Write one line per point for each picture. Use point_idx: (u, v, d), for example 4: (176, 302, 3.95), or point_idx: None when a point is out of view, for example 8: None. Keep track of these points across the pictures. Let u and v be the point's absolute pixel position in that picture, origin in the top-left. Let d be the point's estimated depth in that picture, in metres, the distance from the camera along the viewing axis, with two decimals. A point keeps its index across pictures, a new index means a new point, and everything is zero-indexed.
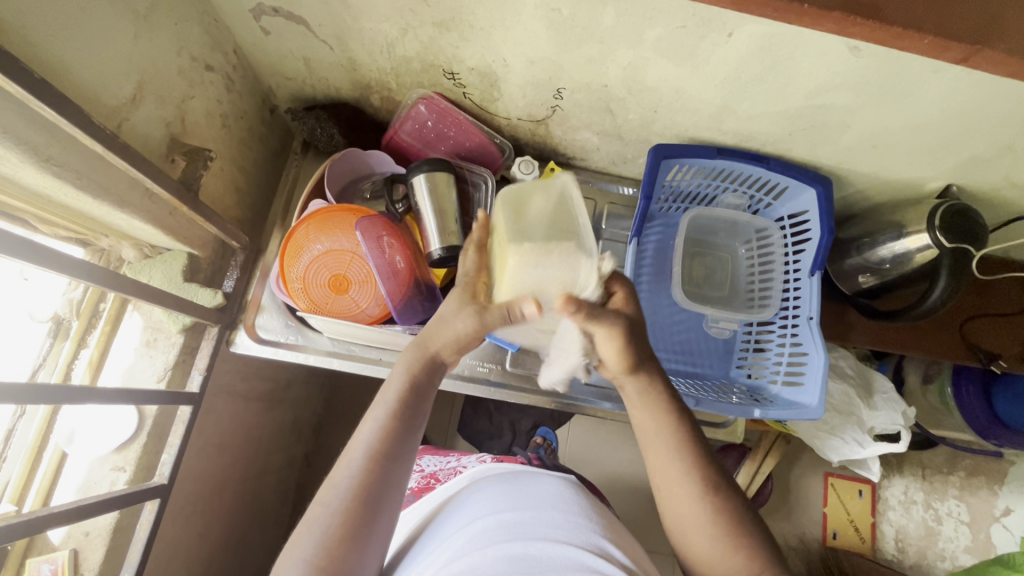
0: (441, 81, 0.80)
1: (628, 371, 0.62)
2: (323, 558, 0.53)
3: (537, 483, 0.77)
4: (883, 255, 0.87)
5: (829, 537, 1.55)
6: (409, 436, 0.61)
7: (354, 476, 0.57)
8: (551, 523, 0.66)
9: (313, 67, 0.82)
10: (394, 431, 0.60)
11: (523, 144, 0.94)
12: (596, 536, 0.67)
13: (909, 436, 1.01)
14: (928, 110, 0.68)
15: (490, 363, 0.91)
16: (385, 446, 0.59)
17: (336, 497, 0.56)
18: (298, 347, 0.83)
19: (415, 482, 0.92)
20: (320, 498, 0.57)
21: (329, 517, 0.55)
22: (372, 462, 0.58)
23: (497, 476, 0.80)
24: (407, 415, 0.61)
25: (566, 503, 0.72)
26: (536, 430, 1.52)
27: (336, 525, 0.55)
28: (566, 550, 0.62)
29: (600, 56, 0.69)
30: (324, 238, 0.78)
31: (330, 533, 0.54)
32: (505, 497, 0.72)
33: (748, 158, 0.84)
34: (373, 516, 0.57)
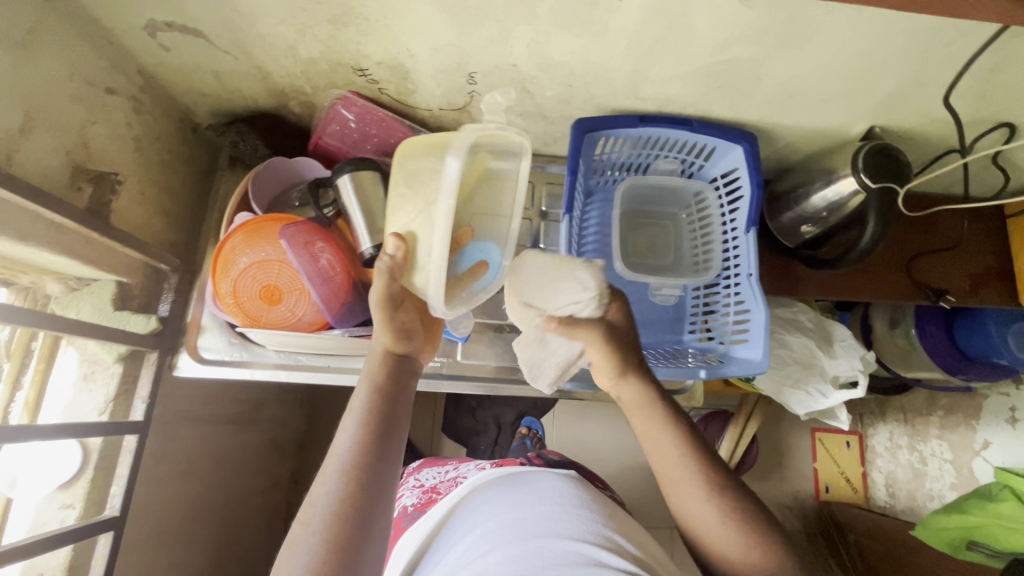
0: (352, 79, 0.79)
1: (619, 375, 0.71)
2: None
3: (537, 482, 0.77)
4: (818, 204, 0.88)
5: (822, 491, 1.69)
6: (384, 441, 0.61)
7: (336, 490, 0.57)
8: (553, 518, 0.68)
9: (224, 79, 0.81)
10: (368, 436, 0.61)
11: (452, 135, 0.93)
12: (597, 524, 0.68)
13: (867, 381, 1.02)
14: (830, 51, 0.68)
15: (589, 296, 0.71)
16: (361, 455, 0.59)
17: (317, 514, 0.55)
18: (244, 363, 0.84)
19: (416, 497, 0.92)
20: (301, 518, 0.56)
21: (313, 535, 0.54)
22: (350, 475, 0.58)
23: (496, 480, 0.80)
24: (378, 423, 0.62)
25: (567, 498, 0.73)
26: (521, 421, 1.52)
27: (321, 544, 0.54)
28: (570, 542, 0.64)
29: (501, 35, 0.69)
30: (250, 250, 0.76)
31: (315, 551, 0.53)
32: (504, 499, 0.73)
33: (672, 123, 0.83)
34: (358, 528, 0.55)
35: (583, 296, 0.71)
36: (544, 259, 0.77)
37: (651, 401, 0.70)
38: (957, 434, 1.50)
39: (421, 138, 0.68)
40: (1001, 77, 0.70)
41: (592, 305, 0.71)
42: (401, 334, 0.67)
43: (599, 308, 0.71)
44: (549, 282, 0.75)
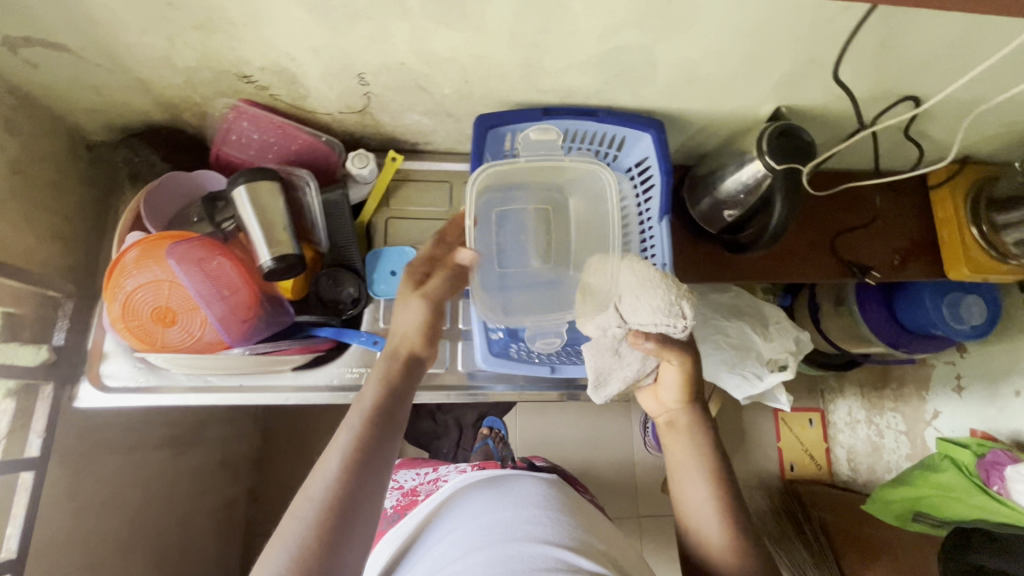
0: (240, 86, 0.76)
1: (687, 402, 0.72)
2: (296, 567, 0.49)
3: (517, 485, 0.75)
4: (734, 187, 0.86)
5: (788, 470, 1.65)
6: (384, 438, 0.60)
7: (330, 482, 0.55)
8: (532, 524, 0.66)
9: (107, 94, 0.77)
10: (374, 434, 0.60)
11: (360, 138, 0.91)
12: (564, 527, 0.67)
13: (795, 364, 1.04)
14: (716, 34, 0.66)
15: (682, 321, 0.70)
16: (365, 449, 0.58)
17: (310, 507, 0.53)
18: (151, 389, 0.81)
19: (395, 500, 0.89)
20: (293, 511, 0.54)
21: (305, 526, 0.52)
22: (347, 468, 0.56)
23: (479, 483, 0.78)
24: (380, 421, 0.62)
25: (544, 504, 0.71)
26: (482, 421, 1.50)
27: (312, 536, 0.51)
28: (533, 547, 0.63)
29: (379, 34, 0.66)
30: (135, 273, 0.72)
31: (304, 543, 0.51)
32: (491, 504, 0.71)
33: (576, 114, 0.82)
34: (349, 523, 0.53)
35: (677, 320, 0.70)
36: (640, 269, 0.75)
37: (694, 432, 0.72)
38: (909, 406, 1.52)
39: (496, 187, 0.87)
40: (892, 51, 0.69)
41: (683, 331, 0.71)
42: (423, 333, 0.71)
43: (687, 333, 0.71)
44: (641, 294, 0.73)
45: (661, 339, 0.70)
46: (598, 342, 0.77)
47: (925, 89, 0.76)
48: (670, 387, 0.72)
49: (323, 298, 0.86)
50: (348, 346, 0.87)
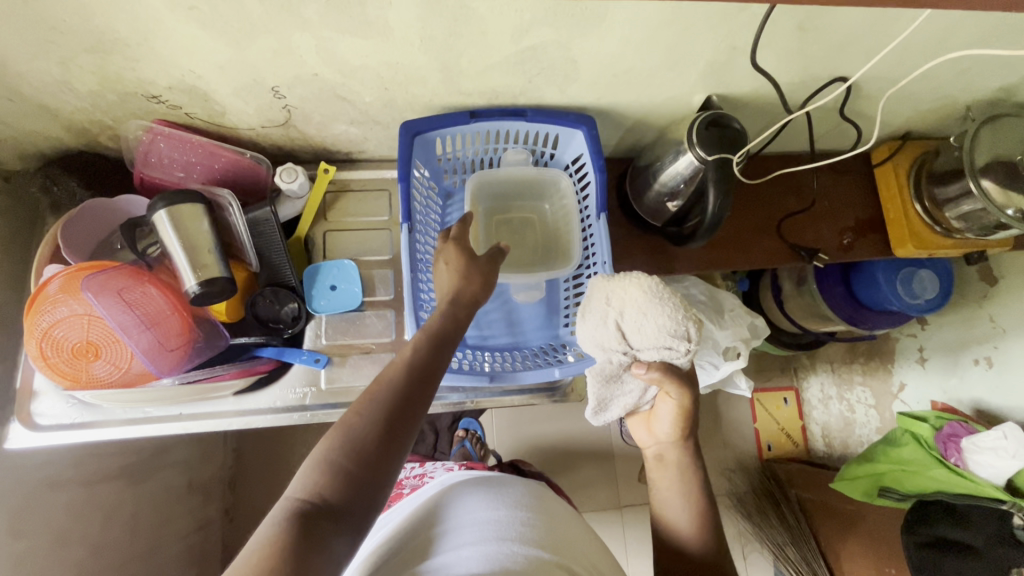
0: (151, 107, 0.73)
1: (680, 439, 0.71)
2: (354, 457, 0.48)
3: (504, 486, 0.75)
4: (673, 179, 0.84)
5: (765, 450, 1.62)
6: (442, 358, 0.60)
7: (392, 382, 0.54)
8: (520, 523, 0.67)
9: (11, 122, 0.74)
10: (435, 357, 0.59)
11: (290, 151, 0.88)
12: (544, 531, 0.67)
13: (747, 351, 1.03)
14: (631, 27, 0.65)
15: (687, 346, 0.66)
16: (428, 365, 0.58)
17: (373, 400, 0.53)
18: (87, 425, 0.78)
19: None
20: (355, 404, 0.53)
21: (367, 420, 0.51)
22: (408, 373, 0.56)
23: (469, 479, 0.76)
24: (440, 341, 0.61)
25: (524, 503, 0.71)
26: (459, 423, 1.48)
27: (374, 426, 0.50)
28: (526, 550, 0.63)
29: (283, 46, 0.64)
30: (51, 308, 0.70)
31: (367, 432, 0.50)
32: (484, 504, 0.70)
33: (505, 115, 0.80)
34: (407, 427, 0.52)
35: (685, 344, 0.66)
36: (643, 284, 0.69)
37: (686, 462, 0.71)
38: (878, 379, 1.55)
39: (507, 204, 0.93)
40: (811, 34, 0.68)
41: (688, 357, 0.67)
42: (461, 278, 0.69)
43: (690, 358, 0.67)
44: (646, 315, 0.67)
45: (663, 368, 0.67)
46: (599, 367, 0.71)
47: (852, 70, 0.75)
48: (666, 420, 0.70)
49: (262, 318, 0.84)
50: (292, 365, 0.85)
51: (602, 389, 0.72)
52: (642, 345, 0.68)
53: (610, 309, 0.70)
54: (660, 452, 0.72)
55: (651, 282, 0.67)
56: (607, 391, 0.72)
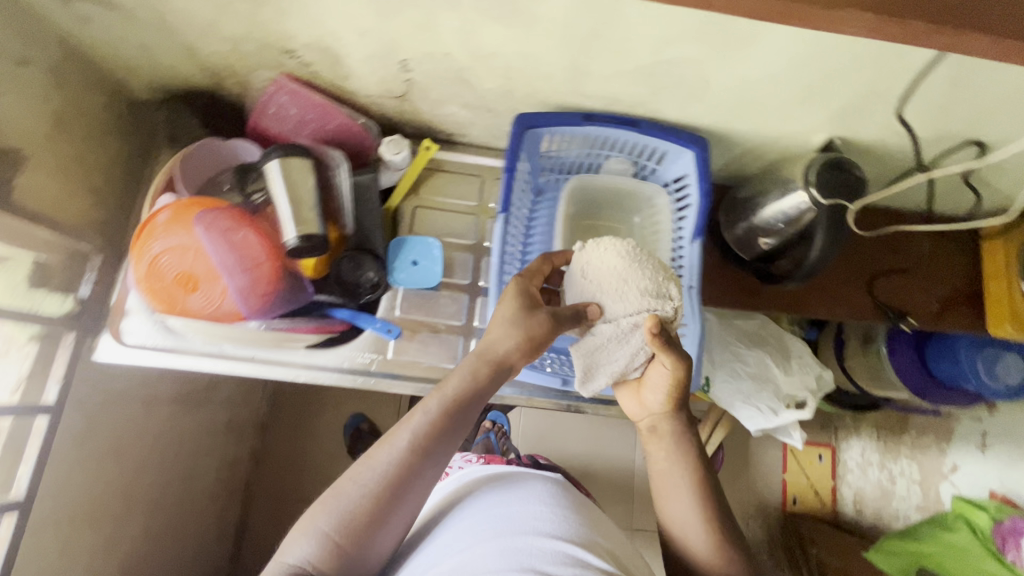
0: (283, 61, 0.76)
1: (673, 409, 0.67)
2: (341, 535, 0.54)
3: (522, 484, 0.74)
4: (774, 216, 0.81)
5: (789, 502, 1.57)
6: (454, 432, 0.60)
7: (394, 460, 0.57)
8: (538, 517, 0.66)
9: (153, 53, 0.77)
10: (440, 429, 0.59)
11: (396, 124, 0.90)
12: (569, 526, 0.66)
13: (816, 403, 1.00)
14: (777, 55, 0.63)
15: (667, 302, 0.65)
16: (428, 443, 0.58)
17: (371, 476, 0.56)
18: (168, 350, 0.82)
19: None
20: (352, 476, 0.57)
21: (362, 492, 0.56)
22: (411, 454, 0.57)
23: (489, 482, 0.76)
24: (457, 415, 0.60)
25: (549, 498, 0.71)
26: (489, 415, 1.50)
27: (365, 504, 0.55)
28: (542, 542, 0.61)
29: (427, 21, 0.64)
30: (164, 235, 0.73)
31: (355, 512, 0.55)
32: (497, 503, 0.70)
33: (618, 123, 0.79)
34: (398, 505, 0.56)
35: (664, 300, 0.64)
36: (621, 247, 0.69)
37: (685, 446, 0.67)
38: (927, 456, 1.47)
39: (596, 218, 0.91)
40: (962, 93, 0.64)
41: (672, 315, 0.66)
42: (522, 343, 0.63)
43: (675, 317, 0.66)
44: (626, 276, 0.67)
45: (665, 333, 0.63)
46: (585, 336, 0.69)
47: (994, 135, 0.71)
48: (658, 384, 0.67)
49: (344, 281, 0.86)
50: (363, 330, 0.87)
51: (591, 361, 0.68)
52: (619, 304, 0.67)
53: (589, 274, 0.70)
54: (653, 425, 0.69)
55: (625, 244, 0.67)
56: (595, 362, 0.68)
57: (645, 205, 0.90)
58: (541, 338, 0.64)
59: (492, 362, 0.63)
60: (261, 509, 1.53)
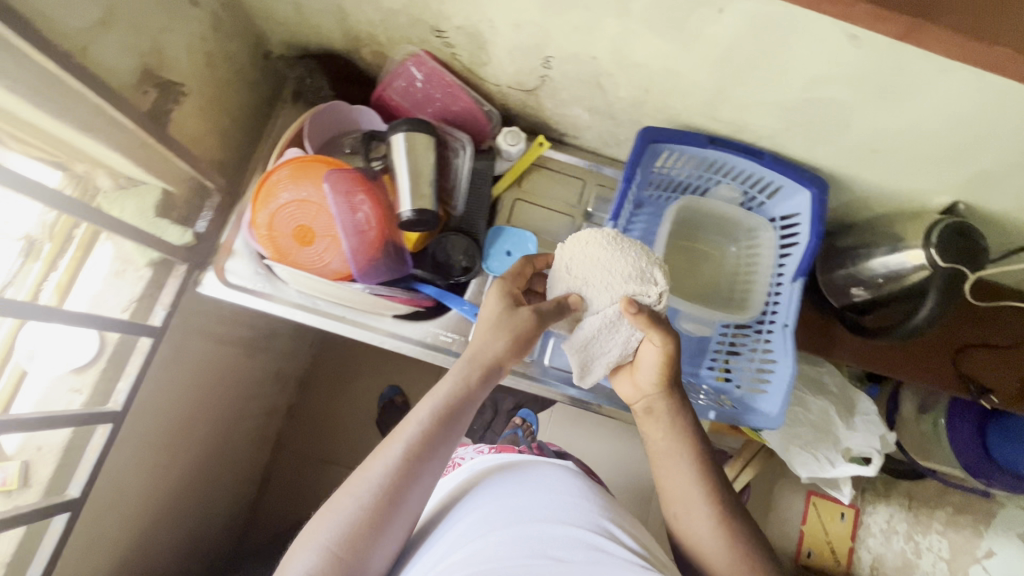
0: (429, 39, 0.78)
1: (663, 387, 0.72)
2: (343, 550, 0.54)
3: (533, 471, 0.72)
4: (876, 269, 0.82)
5: (803, 555, 1.46)
6: (446, 438, 0.62)
7: (389, 470, 0.58)
8: (554, 506, 0.64)
9: (304, 13, 0.80)
10: (434, 433, 0.61)
11: (514, 115, 0.91)
12: (586, 514, 0.64)
13: (881, 461, 0.99)
14: (933, 113, 0.62)
15: (652, 289, 0.69)
16: (420, 448, 0.59)
17: (367, 488, 0.57)
18: (266, 295, 0.85)
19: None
20: (348, 489, 0.58)
21: (359, 506, 0.56)
22: (405, 465, 0.58)
23: (499, 468, 0.74)
24: (449, 420, 0.62)
25: (565, 488, 0.68)
26: (517, 410, 1.47)
27: (363, 516, 0.56)
28: (558, 531, 0.59)
29: (588, 24, 0.66)
30: (292, 186, 0.78)
31: (353, 524, 0.55)
32: (503, 490, 0.68)
33: (741, 151, 0.80)
34: (395, 515, 0.57)
35: (651, 288, 0.68)
36: (599, 240, 0.72)
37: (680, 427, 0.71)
38: (960, 534, 1.42)
39: (689, 236, 0.93)
40: None
41: (660, 299, 0.69)
42: (511, 345, 0.66)
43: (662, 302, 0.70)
44: (610, 269, 0.70)
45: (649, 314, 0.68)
46: (577, 335, 0.74)
47: None
48: (648, 367, 0.72)
49: (438, 261, 0.88)
50: (448, 310, 0.89)
51: (586, 357, 0.75)
52: (602, 296, 0.71)
53: (576, 272, 0.73)
54: (648, 407, 0.74)
55: (604, 238, 0.70)
56: (589, 356, 0.75)
57: (744, 235, 0.90)
58: (527, 343, 0.68)
59: (481, 365, 0.65)
60: (287, 461, 1.56)
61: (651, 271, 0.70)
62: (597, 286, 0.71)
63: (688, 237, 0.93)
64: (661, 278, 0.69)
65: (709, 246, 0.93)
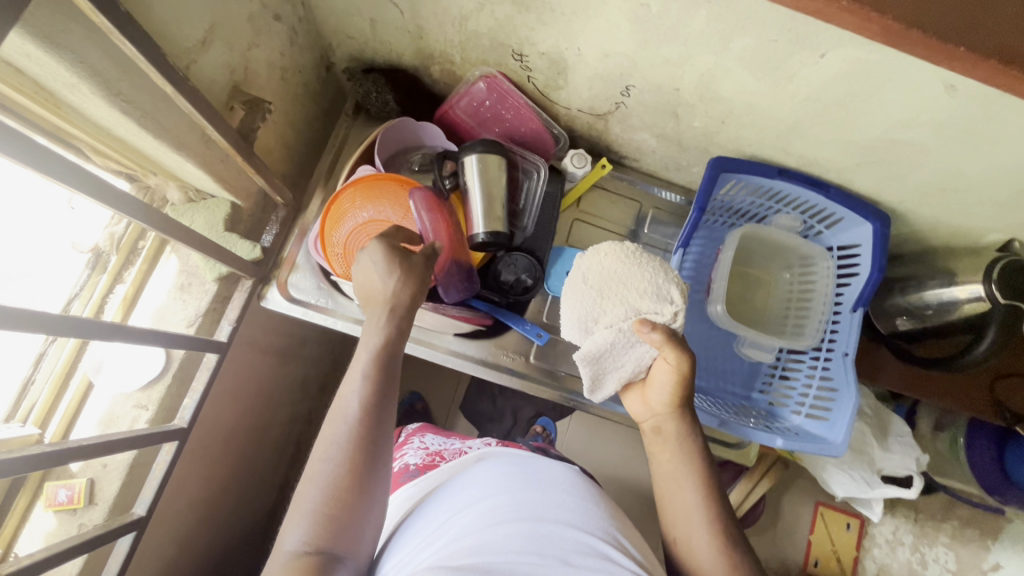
0: (507, 62, 0.78)
1: (673, 408, 0.71)
2: (332, 507, 0.52)
3: (539, 464, 0.70)
4: (928, 300, 0.85)
5: (810, 565, 1.44)
6: (391, 389, 0.58)
7: (351, 428, 0.54)
8: (562, 505, 0.63)
9: (379, 30, 0.79)
10: (379, 382, 0.57)
11: (577, 136, 0.92)
12: (591, 517, 0.63)
13: (921, 482, 1.02)
14: (1011, 159, 0.65)
15: (668, 307, 0.68)
16: (375, 400, 0.56)
17: (336, 450, 0.54)
18: (327, 311, 0.83)
19: (418, 458, 0.81)
20: (317, 454, 0.54)
21: (333, 470, 0.53)
22: (359, 422, 0.55)
23: (507, 458, 0.72)
24: (387, 372, 0.58)
25: (575, 489, 0.67)
26: (537, 419, 1.37)
27: (342, 478, 0.53)
28: (562, 531, 0.59)
29: (679, 58, 0.67)
30: (369, 205, 0.77)
31: (335, 485, 0.52)
32: (502, 480, 0.66)
33: (808, 184, 0.82)
34: (373, 471, 0.54)
35: (666, 306, 0.67)
36: (619, 253, 0.72)
37: (689, 447, 0.70)
38: (966, 548, 1.41)
39: (741, 260, 0.95)
40: None
41: (675, 317, 0.68)
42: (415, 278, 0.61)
43: (679, 322, 0.68)
44: (625, 282, 0.70)
45: (666, 332, 0.68)
46: (588, 347, 0.72)
47: None
48: (660, 387, 0.71)
49: (500, 282, 0.87)
50: (508, 329, 0.89)
51: (598, 371, 0.74)
52: (615, 309, 0.70)
53: (592, 283, 0.71)
54: (657, 424, 0.73)
55: (623, 250, 0.70)
56: (601, 369, 0.74)
57: (796, 260, 0.92)
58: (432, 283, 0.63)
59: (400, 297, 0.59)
60: None
61: (668, 289, 0.69)
62: (612, 299, 0.70)
63: (739, 261, 0.95)
64: (677, 295, 0.69)
65: (763, 272, 0.95)
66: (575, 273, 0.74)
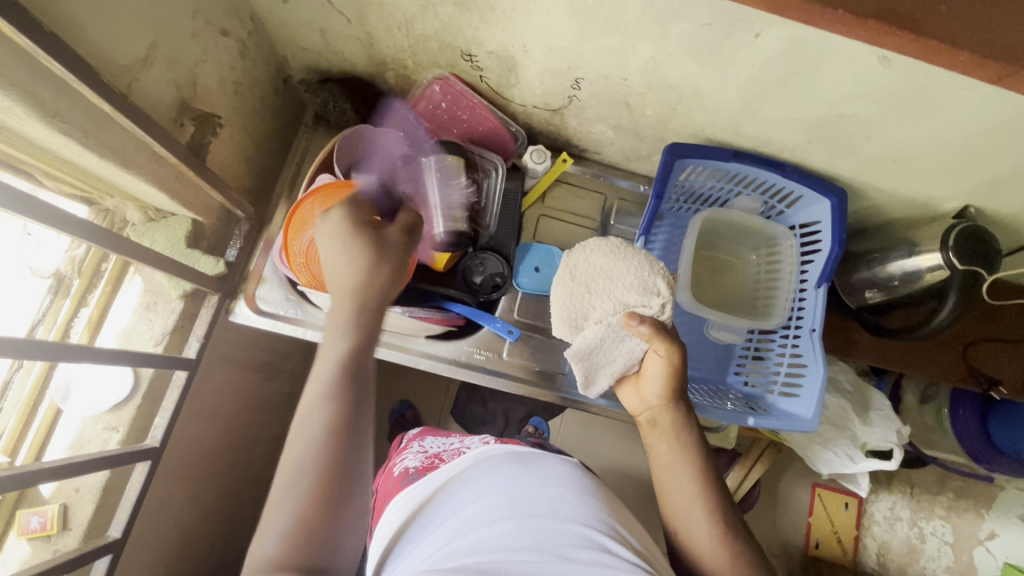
0: (458, 62, 0.79)
1: (668, 399, 0.70)
2: (301, 530, 0.49)
3: (540, 463, 0.69)
4: (893, 272, 0.86)
5: (811, 546, 1.44)
6: (361, 401, 0.57)
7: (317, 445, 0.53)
8: (562, 500, 0.61)
9: (330, 39, 0.79)
10: (346, 397, 0.56)
11: (537, 133, 0.93)
12: (591, 510, 0.62)
13: (902, 454, 1.02)
14: (952, 127, 0.66)
15: (657, 299, 0.70)
16: (344, 414, 0.55)
17: (302, 470, 0.52)
18: (297, 321, 0.82)
19: (418, 461, 0.80)
20: (282, 482, 0.52)
21: (300, 493, 0.50)
22: (326, 436, 0.53)
23: (505, 455, 0.71)
24: (354, 381, 0.57)
25: (572, 485, 0.65)
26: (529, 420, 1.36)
27: (309, 500, 0.50)
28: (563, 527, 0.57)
29: (621, 48, 0.68)
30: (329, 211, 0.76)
31: (303, 507, 0.50)
32: (497, 481, 0.65)
33: (765, 164, 0.83)
34: (341, 488, 0.52)
35: (654, 298, 0.69)
36: (603, 248, 0.74)
37: (685, 439, 0.70)
38: (963, 519, 1.41)
39: (707, 246, 0.95)
40: None
41: (662, 309, 0.70)
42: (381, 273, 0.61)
43: (669, 315, 0.70)
44: (612, 276, 0.72)
45: (654, 324, 0.67)
46: (579, 343, 0.74)
47: None
48: (653, 380, 0.70)
49: (471, 282, 0.89)
50: (480, 328, 0.89)
51: (591, 367, 0.75)
52: (605, 304, 0.72)
53: (579, 277, 0.74)
54: (654, 416, 0.72)
55: (609, 245, 0.73)
56: (593, 365, 0.75)
57: (763, 243, 0.93)
58: (399, 269, 0.62)
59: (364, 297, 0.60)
60: None
61: (655, 282, 0.71)
62: (600, 293, 0.73)
63: (705, 247, 0.96)
64: (666, 288, 0.71)
65: (730, 256, 0.96)
66: (562, 269, 0.76)
